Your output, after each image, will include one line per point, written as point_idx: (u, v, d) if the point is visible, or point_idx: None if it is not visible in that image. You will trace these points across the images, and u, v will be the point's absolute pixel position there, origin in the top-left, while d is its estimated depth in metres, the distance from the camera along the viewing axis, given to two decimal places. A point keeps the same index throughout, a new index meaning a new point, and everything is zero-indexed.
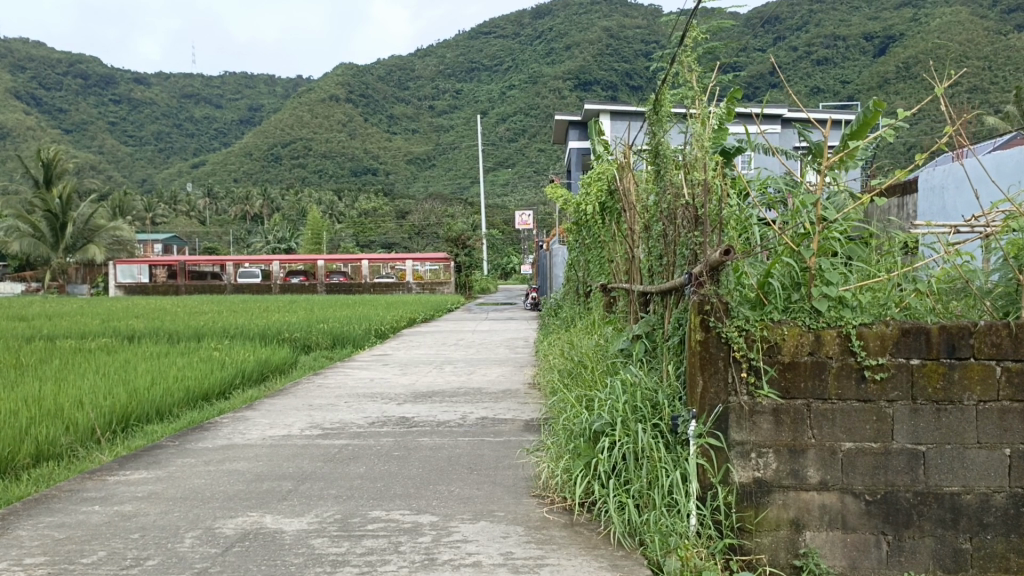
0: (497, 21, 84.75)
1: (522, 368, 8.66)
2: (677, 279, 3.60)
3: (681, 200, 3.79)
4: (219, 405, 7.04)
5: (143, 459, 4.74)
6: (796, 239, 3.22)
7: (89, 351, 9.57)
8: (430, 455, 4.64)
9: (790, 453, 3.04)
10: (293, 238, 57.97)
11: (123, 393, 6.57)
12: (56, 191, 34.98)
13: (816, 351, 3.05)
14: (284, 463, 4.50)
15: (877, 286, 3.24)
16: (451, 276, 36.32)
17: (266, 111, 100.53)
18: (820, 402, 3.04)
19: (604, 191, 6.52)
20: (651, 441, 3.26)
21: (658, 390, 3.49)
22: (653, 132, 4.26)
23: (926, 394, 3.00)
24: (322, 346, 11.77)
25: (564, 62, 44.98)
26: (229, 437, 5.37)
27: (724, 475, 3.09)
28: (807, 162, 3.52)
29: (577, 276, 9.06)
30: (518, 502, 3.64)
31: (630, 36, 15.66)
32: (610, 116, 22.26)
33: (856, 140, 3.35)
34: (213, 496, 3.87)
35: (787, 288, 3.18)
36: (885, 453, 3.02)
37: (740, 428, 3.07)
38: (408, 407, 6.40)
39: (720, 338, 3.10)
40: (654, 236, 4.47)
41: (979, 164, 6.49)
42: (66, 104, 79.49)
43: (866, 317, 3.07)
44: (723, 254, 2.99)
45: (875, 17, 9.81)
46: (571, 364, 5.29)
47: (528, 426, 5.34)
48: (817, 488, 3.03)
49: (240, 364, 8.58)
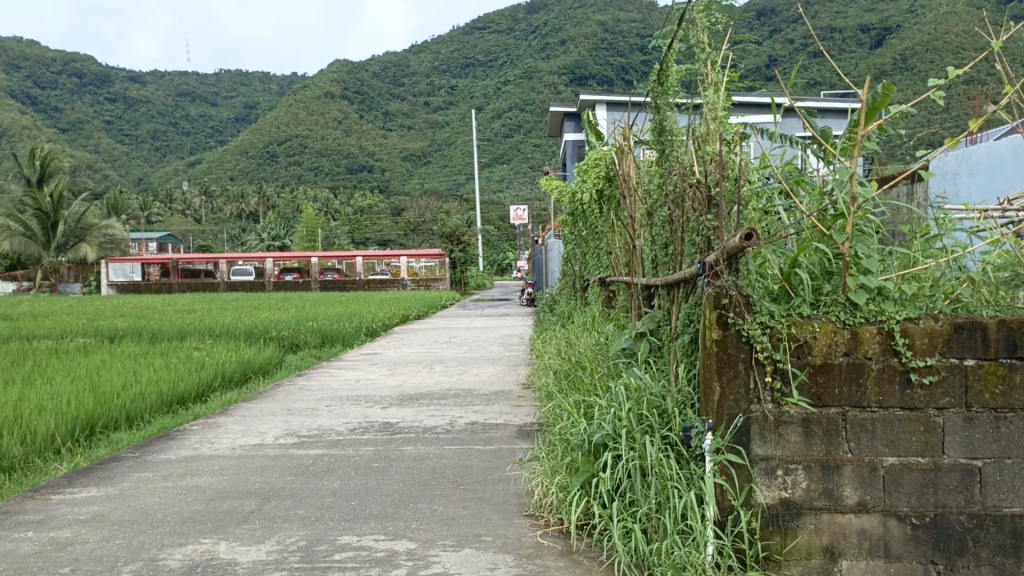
0: (492, 16, 84.28)
1: (515, 367, 8.24)
2: (686, 270, 3.15)
3: (690, 180, 3.31)
4: (195, 410, 6.56)
5: (96, 474, 4.28)
6: (826, 222, 2.77)
7: (65, 353, 9.07)
8: (413, 466, 4.19)
9: (823, 470, 2.62)
10: (287, 236, 57.53)
11: (90, 397, 6.07)
12: (47, 190, 34.28)
13: (852, 351, 2.62)
14: (251, 478, 4.05)
15: (921, 275, 2.80)
16: (446, 272, 35.71)
17: (261, 109, 100.23)
18: (857, 411, 2.61)
19: (602, 178, 6.06)
20: (661, 456, 2.81)
21: (667, 396, 3.06)
22: (657, 104, 3.80)
23: (983, 400, 2.57)
24: (310, 344, 11.29)
25: (561, 58, 44.81)
26: (195, 446, 4.92)
27: (747, 496, 2.64)
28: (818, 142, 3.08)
29: (574, 270, 8.62)
30: (508, 523, 3.19)
31: (625, 29, 15.26)
32: (607, 107, 21.78)
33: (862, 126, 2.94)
34: (164, 518, 3.41)
35: (817, 278, 2.75)
36: (935, 469, 2.59)
37: (764, 441, 2.64)
38: (392, 412, 5.93)
39: (740, 338, 2.65)
40: (659, 222, 3.98)
41: (988, 150, 6.02)
42: (60, 104, 78.84)
43: (910, 311, 2.64)
44: (744, 238, 2.53)
45: (872, 9, 9.51)
46: (568, 364, 4.85)
47: (521, 432, 4.91)
48: (855, 511, 2.61)
49: (221, 365, 8.11)
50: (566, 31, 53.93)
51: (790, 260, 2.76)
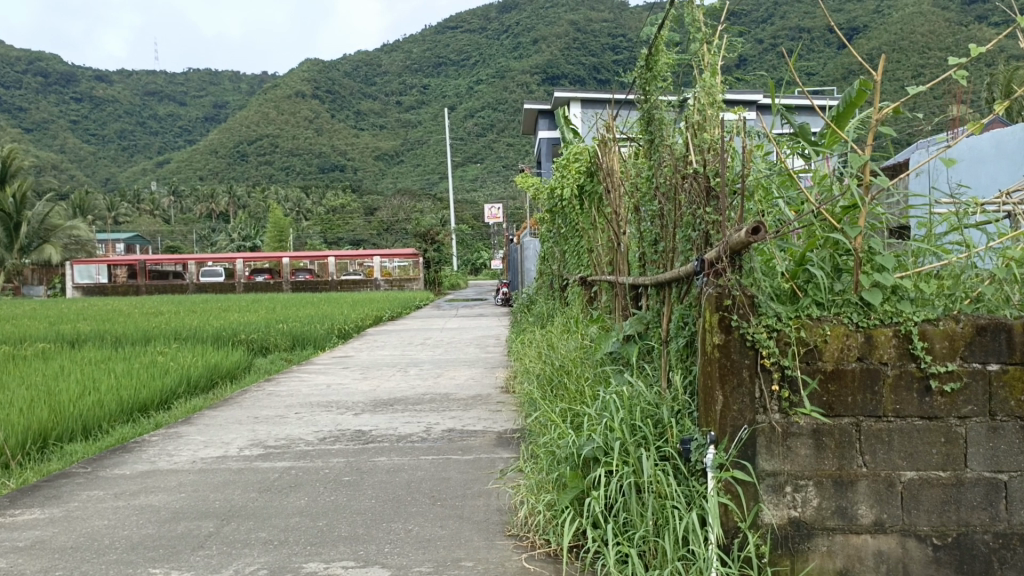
0: (463, 15, 83.59)
1: (492, 370, 7.96)
2: (681, 269, 2.90)
3: (682, 170, 3.06)
4: (157, 418, 6.18)
5: (41, 492, 3.88)
6: (835, 215, 2.54)
7: (22, 359, 8.62)
8: (386, 480, 3.90)
9: (835, 486, 2.41)
10: (257, 236, 56.71)
11: (43, 407, 5.67)
12: (10, 190, 32.78)
13: (866, 356, 2.41)
14: (212, 495, 3.73)
15: (938, 273, 2.58)
16: (420, 272, 35.25)
17: (231, 108, 98.82)
18: (872, 421, 2.41)
19: (583, 173, 5.84)
20: (658, 472, 2.55)
21: (661, 405, 2.82)
22: (644, 93, 3.57)
23: (1008, 408, 2.38)
24: (280, 347, 10.94)
25: (534, 56, 44.79)
26: (152, 460, 4.55)
27: (754, 517, 2.42)
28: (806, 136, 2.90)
29: (553, 269, 8.35)
30: (490, 546, 2.92)
31: (598, 29, 15.11)
32: (581, 104, 21.56)
33: (844, 119, 2.80)
34: (112, 545, 3.09)
35: (827, 276, 2.51)
36: (956, 484, 2.40)
37: (772, 455, 2.42)
38: (365, 419, 5.61)
39: (744, 342, 2.41)
40: (647, 216, 3.76)
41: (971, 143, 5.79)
42: (23, 102, 76.84)
43: (929, 311, 2.43)
44: (750, 233, 2.26)
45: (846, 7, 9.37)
46: (550, 369, 4.57)
47: (500, 441, 4.65)
48: (871, 531, 2.41)
49: (186, 370, 7.73)
50: (539, 31, 53.76)
51: (796, 257, 2.53)
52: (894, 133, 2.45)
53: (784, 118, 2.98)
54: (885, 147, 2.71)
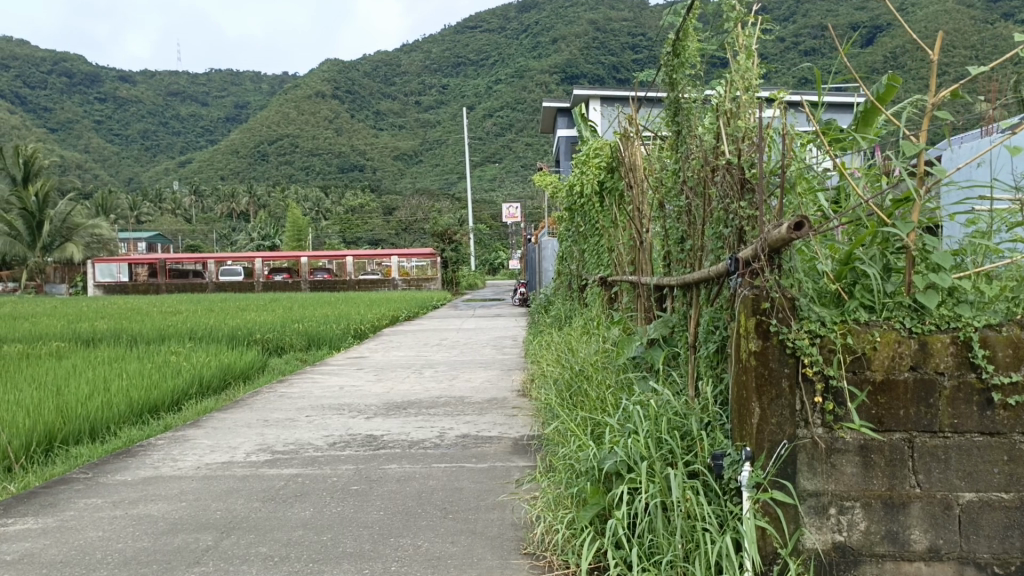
0: (484, 16, 83.25)
1: (509, 372, 7.76)
2: (714, 267, 2.67)
3: (714, 161, 2.83)
4: (168, 420, 6.00)
5: (38, 500, 3.70)
6: (885, 210, 2.31)
7: (36, 358, 8.52)
8: (396, 490, 3.70)
9: (885, 509, 2.19)
10: (276, 235, 56.95)
11: (50, 408, 5.49)
12: (33, 189, 33.09)
13: (920, 364, 2.18)
14: (212, 504, 3.55)
15: (999, 271, 2.34)
16: (438, 272, 35.08)
17: (252, 108, 99.42)
18: (927, 437, 2.18)
19: (604, 170, 5.62)
20: (688, 491, 2.32)
21: (690, 416, 2.61)
22: (671, 81, 3.36)
23: None
24: (296, 347, 10.81)
25: (554, 56, 44.56)
26: (156, 465, 4.39)
27: (796, 543, 2.20)
28: (848, 124, 2.67)
29: (571, 269, 8.13)
30: (503, 566, 2.70)
31: (616, 28, 14.86)
32: (601, 103, 21.19)
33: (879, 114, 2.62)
34: (103, 559, 2.91)
35: (876, 277, 2.28)
36: (1020, 505, 2.18)
37: (814, 473, 2.20)
38: (377, 423, 5.42)
39: (784, 349, 2.19)
40: (672, 212, 3.54)
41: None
42: (50, 103, 77.81)
43: (991, 316, 2.19)
44: (793, 228, 2.03)
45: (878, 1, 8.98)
46: (569, 374, 4.35)
47: (516, 447, 4.45)
48: (925, 558, 2.20)
49: (198, 371, 7.58)
50: (558, 30, 53.51)
51: (842, 256, 2.30)
52: (951, 119, 2.22)
53: (819, 107, 2.88)
54: (937, 134, 2.48)
